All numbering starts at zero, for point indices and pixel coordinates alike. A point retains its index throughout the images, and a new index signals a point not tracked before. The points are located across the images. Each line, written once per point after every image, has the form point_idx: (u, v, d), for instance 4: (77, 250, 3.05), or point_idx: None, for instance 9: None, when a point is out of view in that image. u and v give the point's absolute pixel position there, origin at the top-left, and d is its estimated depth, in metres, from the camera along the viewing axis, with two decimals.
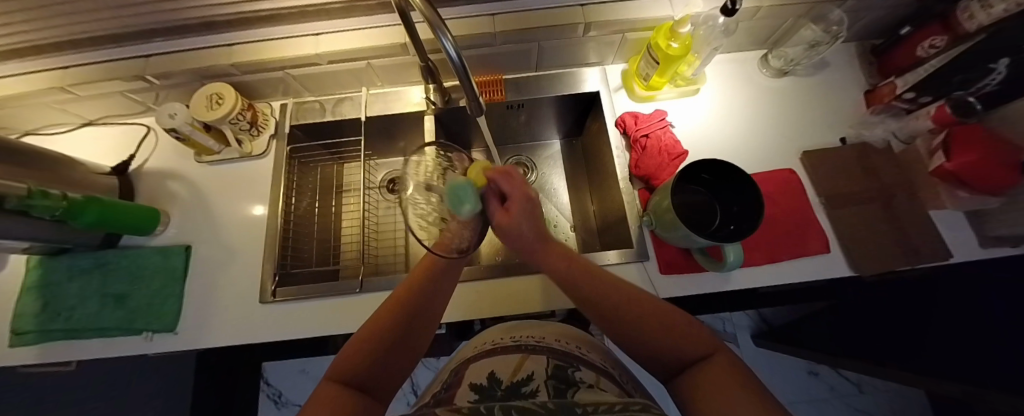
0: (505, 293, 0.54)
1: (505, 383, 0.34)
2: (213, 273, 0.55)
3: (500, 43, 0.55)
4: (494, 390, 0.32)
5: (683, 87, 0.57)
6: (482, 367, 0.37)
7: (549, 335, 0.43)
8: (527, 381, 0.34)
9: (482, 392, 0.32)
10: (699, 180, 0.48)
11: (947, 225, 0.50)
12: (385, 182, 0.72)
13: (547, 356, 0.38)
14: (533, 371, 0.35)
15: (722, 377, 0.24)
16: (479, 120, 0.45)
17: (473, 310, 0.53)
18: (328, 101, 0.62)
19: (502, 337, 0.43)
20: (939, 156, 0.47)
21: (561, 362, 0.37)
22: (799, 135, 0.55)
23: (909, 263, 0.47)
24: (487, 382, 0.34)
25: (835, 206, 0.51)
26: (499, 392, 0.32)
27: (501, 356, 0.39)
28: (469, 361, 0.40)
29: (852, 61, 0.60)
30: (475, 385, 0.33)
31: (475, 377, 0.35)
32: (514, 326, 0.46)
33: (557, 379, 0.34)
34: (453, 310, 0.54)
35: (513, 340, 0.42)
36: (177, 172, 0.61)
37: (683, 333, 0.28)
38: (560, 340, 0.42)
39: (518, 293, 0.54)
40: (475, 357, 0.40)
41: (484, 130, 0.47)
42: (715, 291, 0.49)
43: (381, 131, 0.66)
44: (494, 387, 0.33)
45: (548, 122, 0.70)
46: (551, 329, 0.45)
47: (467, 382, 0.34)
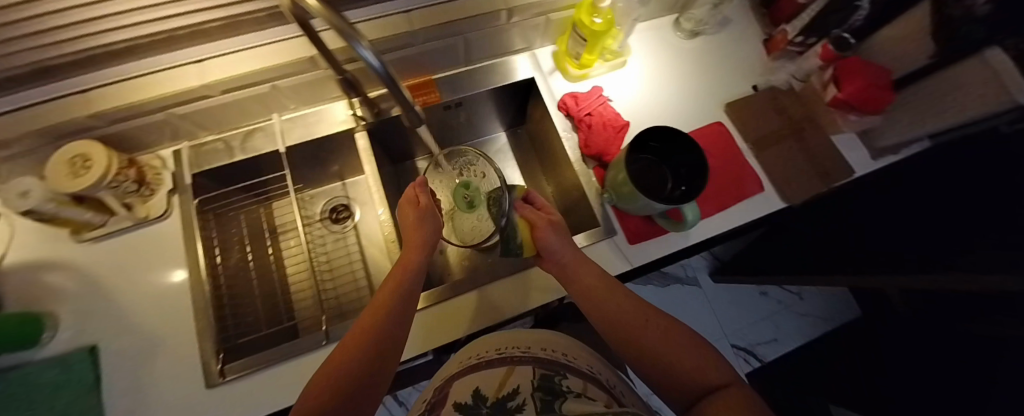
0: (497, 296, 0.53)
1: (490, 399, 0.30)
2: (137, 370, 0.45)
3: (423, 42, 0.51)
4: (479, 409, 0.29)
5: (612, 61, 0.58)
6: (465, 383, 0.33)
7: (536, 343, 0.40)
8: (514, 394, 0.30)
9: (466, 413, 0.29)
10: (648, 149, 0.49)
11: (845, 147, 0.58)
12: (328, 212, 0.66)
13: (534, 365, 0.35)
14: (519, 383, 0.32)
15: (729, 397, 0.26)
16: (421, 130, 0.42)
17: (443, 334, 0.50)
18: (233, 137, 0.53)
19: (486, 350, 0.39)
20: (831, 89, 0.54)
21: (550, 370, 0.34)
22: (720, 90, 0.59)
23: (823, 185, 0.55)
24: (471, 399, 0.30)
25: (761, 148, 0.56)
26: (484, 411, 0.29)
27: (489, 370, 0.35)
28: (452, 378, 0.36)
29: (747, 17, 0.64)
30: (459, 405, 0.30)
31: (458, 395, 0.32)
32: (495, 336, 0.42)
33: (546, 390, 0.30)
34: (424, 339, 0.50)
35: (498, 351, 0.39)
36: (52, 260, 0.49)
37: (688, 361, 0.31)
38: (546, 349, 0.39)
39: (506, 295, 0.52)
40: (459, 372, 0.37)
41: (427, 142, 0.44)
42: (678, 249, 0.52)
43: (308, 159, 0.59)
44: (479, 404, 0.30)
45: (489, 116, 0.68)
46: (538, 336, 0.42)
47: (451, 402, 0.31)
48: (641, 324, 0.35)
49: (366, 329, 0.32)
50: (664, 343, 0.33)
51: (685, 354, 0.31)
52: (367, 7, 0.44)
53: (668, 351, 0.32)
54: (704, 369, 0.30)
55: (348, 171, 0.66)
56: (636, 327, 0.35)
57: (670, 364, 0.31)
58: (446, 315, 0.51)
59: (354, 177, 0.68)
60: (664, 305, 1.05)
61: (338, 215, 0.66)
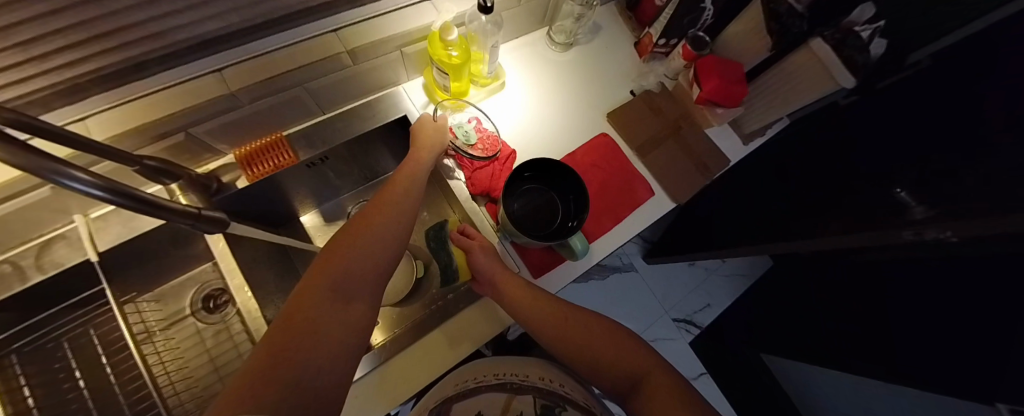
0: (446, 339, 0.48)
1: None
2: None
3: (253, 101, 0.43)
4: None
5: (488, 86, 0.55)
6: (468, 407, 0.40)
7: (533, 372, 0.46)
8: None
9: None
10: (527, 179, 0.47)
11: (720, 137, 0.61)
12: (200, 302, 0.56)
13: (533, 394, 0.42)
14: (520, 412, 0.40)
15: (661, 388, 0.33)
16: (234, 227, 0.37)
17: (389, 399, 0.45)
18: (19, 255, 0.41)
19: (484, 374, 0.45)
20: (695, 88, 0.56)
21: (548, 401, 0.41)
22: (601, 100, 0.59)
23: (704, 178, 0.58)
24: None
25: (644, 153, 0.57)
26: None
27: (485, 395, 0.42)
28: (450, 399, 0.41)
29: (617, 20, 0.63)
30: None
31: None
32: (494, 361, 0.48)
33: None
34: (370, 410, 0.44)
35: (497, 377, 0.44)
36: None
37: (629, 356, 0.37)
38: (543, 377, 0.45)
39: (460, 333, 0.49)
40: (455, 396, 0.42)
41: (247, 236, 0.40)
42: (581, 270, 0.51)
43: (146, 254, 0.48)
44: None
45: (373, 158, 0.61)
46: (535, 364, 0.48)
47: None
48: (584, 331, 0.39)
49: (302, 304, 0.29)
50: (606, 345, 0.38)
51: (625, 352, 0.37)
52: (170, 69, 0.34)
53: (611, 351, 0.38)
54: (641, 363, 0.37)
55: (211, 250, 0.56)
56: (581, 332, 0.39)
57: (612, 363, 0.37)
58: (396, 373, 0.46)
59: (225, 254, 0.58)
60: (607, 296, 1.09)
61: (215, 301, 0.57)
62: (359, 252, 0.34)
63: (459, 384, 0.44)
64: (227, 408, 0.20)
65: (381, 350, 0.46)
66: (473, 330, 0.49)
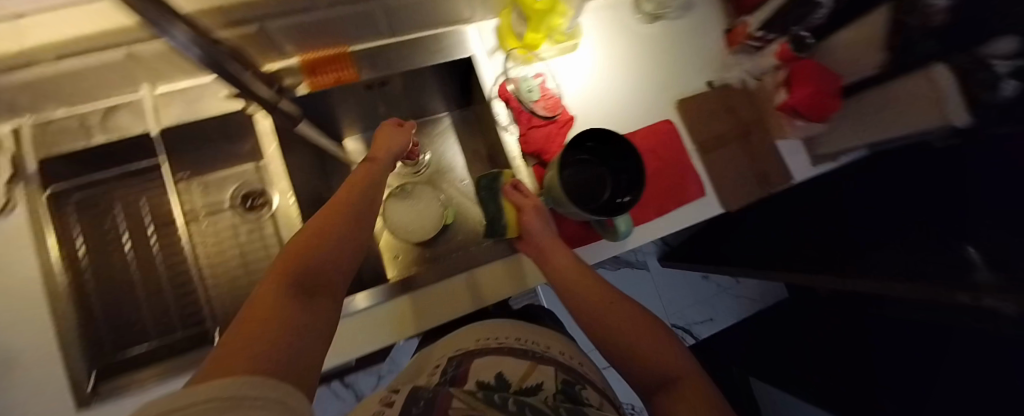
0: (462, 290, 0.49)
1: (513, 387, 0.31)
2: None
3: (330, 6, 0.41)
4: (502, 391, 0.30)
5: (562, 43, 0.51)
6: (489, 364, 0.35)
7: (554, 346, 0.42)
8: (536, 388, 0.31)
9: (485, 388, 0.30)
10: (586, 149, 0.45)
11: (789, 152, 0.57)
12: (239, 200, 0.57)
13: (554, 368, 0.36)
14: (542, 380, 0.32)
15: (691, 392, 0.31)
16: (305, 127, 0.44)
17: (393, 331, 0.47)
18: (90, 113, 0.43)
19: (505, 337, 0.41)
20: (781, 92, 0.51)
21: (569, 377, 0.35)
22: (674, 83, 0.55)
23: (761, 190, 0.54)
24: (496, 381, 0.31)
25: (706, 150, 0.54)
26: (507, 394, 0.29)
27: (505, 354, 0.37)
28: (470, 354, 0.38)
29: (713, 2, 0.58)
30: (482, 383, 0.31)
31: (479, 374, 0.33)
32: (515, 327, 0.45)
33: (566, 394, 0.30)
34: (375, 336, 0.47)
35: (519, 344, 0.40)
36: None
37: (664, 357, 0.34)
38: (563, 353, 0.41)
39: (475, 287, 0.49)
40: (475, 351, 0.38)
41: (316, 138, 0.46)
42: (614, 253, 0.51)
43: (200, 141, 0.49)
44: (503, 386, 0.31)
45: (426, 95, 0.60)
46: (554, 338, 0.44)
47: (472, 378, 0.32)
48: (619, 319, 0.37)
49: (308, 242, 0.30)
50: (639, 339, 0.36)
51: (661, 350, 0.35)
52: None
53: (642, 346, 0.35)
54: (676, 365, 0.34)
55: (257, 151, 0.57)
56: (616, 318, 0.37)
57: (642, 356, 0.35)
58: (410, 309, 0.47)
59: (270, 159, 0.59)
60: None
61: (253, 204, 0.58)
62: (341, 227, 0.31)
63: (479, 340, 0.40)
64: (251, 329, 0.20)
65: (401, 285, 0.47)
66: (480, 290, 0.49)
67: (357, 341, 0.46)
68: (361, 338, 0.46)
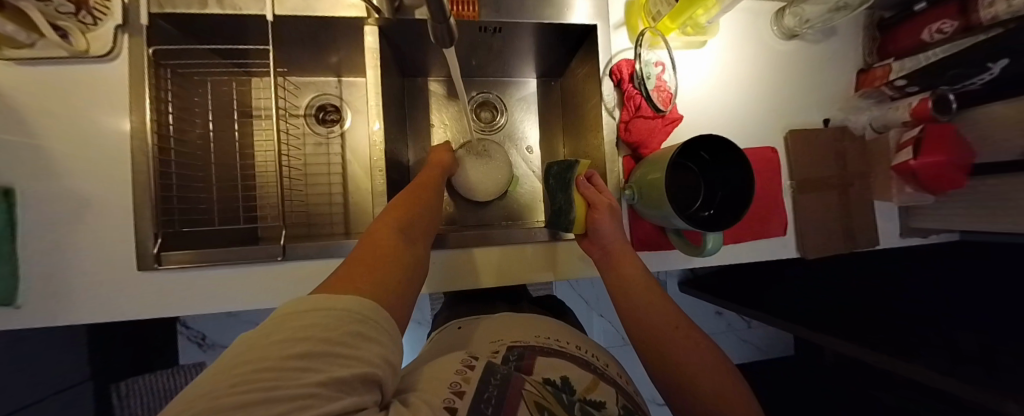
0: (507, 260, 0.48)
1: (579, 396, 0.23)
2: (65, 227, 0.40)
3: None
4: (563, 396, 0.23)
5: (690, 37, 0.48)
6: (551, 364, 0.27)
7: (613, 365, 0.33)
8: (601, 406, 0.23)
9: (552, 388, 0.23)
10: (696, 157, 0.42)
11: (883, 217, 0.53)
12: (314, 109, 0.57)
13: (616, 389, 0.27)
14: (605, 400, 0.24)
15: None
16: (448, 52, 0.35)
17: (437, 284, 0.47)
18: None
19: (569, 342, 0.33)
20: (905, 152, 0.47)
21: (630, 404, 0.26)
22: (790, 112, 0.52)
23: (845, 247, 0.52)
24: (561, 382, 0.24)
25: (802, 190, 0.51)
26: (567, 400, 0.22)
27: (567, 359, 0.29)
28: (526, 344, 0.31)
29: (858, 34, 0.54)
30: (546, 380, 0.24)
31: (543, 368, 0.26)
32: (574, 334, 0.37)
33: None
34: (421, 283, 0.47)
35: (582, 353, 0.32)
36: None
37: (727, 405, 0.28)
38: (620, 374, 0.32)
39: (519, 262, 0.48)
40: (540, 344, 0.31)
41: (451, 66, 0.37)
42: (679, 266, 0.49)
43: (303, 39, 0.48)
44: (564, 391, 0.24)
45: (526, 55, 0.57)
46: (607, 354, 0.36)
47: (539, 373, 0.25)
48: (682, 345, 0.31)
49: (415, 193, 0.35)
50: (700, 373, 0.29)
51: (723, 394, 0.28)
52: None
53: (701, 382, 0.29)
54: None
55: (347, 67, 0.56)
56: (676, 342, 0.32)
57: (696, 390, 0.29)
58: (454, 263, 0.47)
59: (354, 77, 0.58)
60: None
61: (327, 116, 0.58)
62: (426, 202, 0.35)
63: (542, 336, 0.33)
64: (376, 253, 0.25)
65: (453, 237, 0.47)
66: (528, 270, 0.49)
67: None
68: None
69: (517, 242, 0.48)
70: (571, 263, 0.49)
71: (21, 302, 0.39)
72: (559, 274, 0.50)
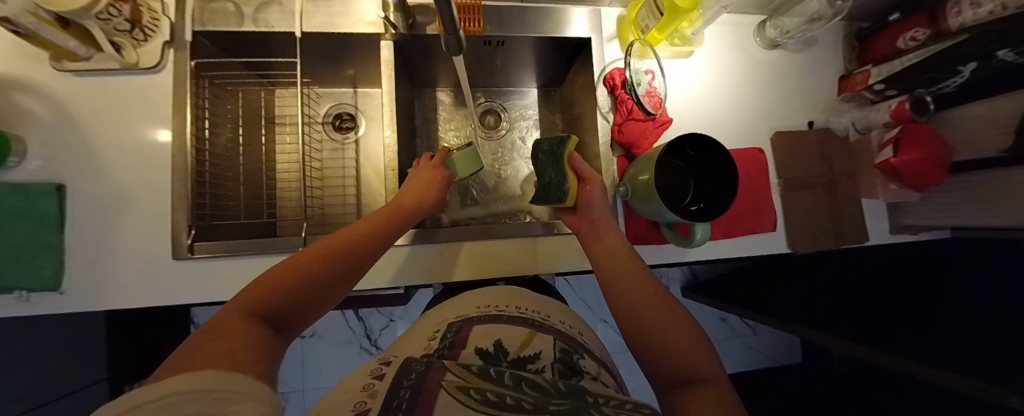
0: (498, 253, 0.51)
1: (512, 355, 0.28)
2: (105, 220, 0.44)
3: None
4: (499, 360, 0.27)
5: (678, 47, 0.53)
6: (487, 331, 0.31)
7: (555, 315, 0.38)
8: (535, 358, 0.28)
9: (485, 358, 0.27)
10: (683, 154, 0.46)
11: (870, 214, 0.55)
12: (331, 118, 0.62)
13: (555, 336, 0.33)
14: (541, 349, 0.29)
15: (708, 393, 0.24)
16: (457, 60, 0.39)
17: (426, 276, 0.50)
18: (246, 3, 0.47)
19: (509, 305, 0.38)
20: (886, 151, 0.50)
21: (569, 346, 0.32)
22: (775, 115, 0.56)
23: (834, 243, 0.53)
24: (494, 349, 0.28)
25: (789, 188, 0.54)
26: (504, 365, 0.26)
27: (507, 324, 0.33)
28: (468, 320, 0.34)
29: (837, 44, 0.59)
30: (480, 349, 0.28)
31: (478, 339, 0.30)
32: (517, 294, 0.41)
33: (567, 365, 0.27)
34: (407, 275, 0.50)
35: (520, 311, 0.36)
36: (29, 80, 0.45)
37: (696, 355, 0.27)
38: (564, 322, 0.38)
39: (509, 256, 0.51)
40: (473, 318, 0.35)
41: (460, 74, 0.41)
42: (674, 260, 0.52)
43: (324, 54, 0.53)
44: (499, 356, 0.28)
45: (527, 66, 0.61)
46: (556, 308, 0.41)
47: (471, 344, 0.29)
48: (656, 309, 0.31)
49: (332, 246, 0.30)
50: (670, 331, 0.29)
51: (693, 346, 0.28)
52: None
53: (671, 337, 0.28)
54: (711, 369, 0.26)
55: (362, 79, 0.61)
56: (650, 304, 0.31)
57: (666, 346, 0.28)
58: (447, 256, 0.50)
59: (368, 88, 0.63)
60: None
61: (343, 124, 0.63)
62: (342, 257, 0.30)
63: (483, 307, 0.37)
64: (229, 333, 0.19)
65: (447, 232, 0.50)
66: (512, 262, 0.51)
67: (387, 272, 0.49)
68: (391, 271, 0.49)
69: (506, 236, 0.51)
70: (557, 256, 0.52)
71: (64, 288, 0.43)
72: (548, 266, 0.52)
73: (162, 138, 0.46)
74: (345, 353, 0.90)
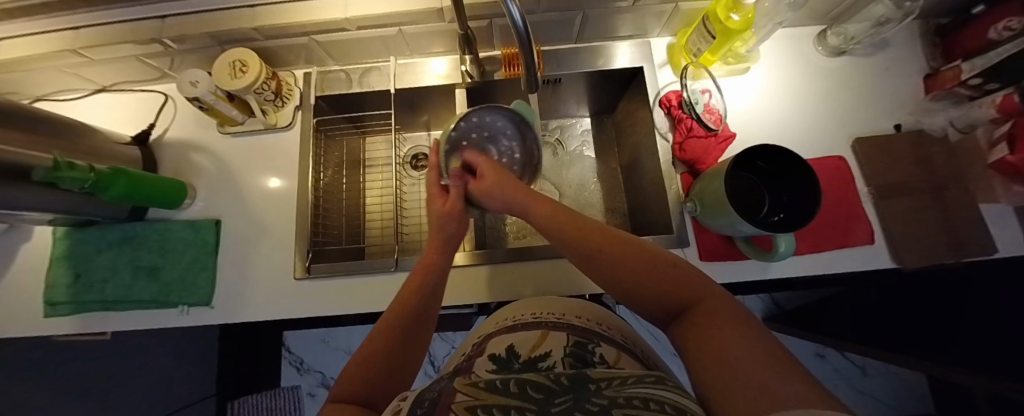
0: (558, 272, 0.53)
1: (523, 357, 0.33)
2: (243, 248, 0.55)
3: (544, 11, 0.50)
4: (511, 363, 0.32)
5: (733, 65, 0.55)
6: (502, 339, 0.37)
7: (570, 312, 0.41)
8: (545, 357, 0.33)
9: (500, 363, 0.32)
10: (752, 166, 0.45)
11: (995, 221, 0.48)
12: (409, 158, 0.70)
13: (567, 333, 0.37)
14: (551, 349, 0.34)
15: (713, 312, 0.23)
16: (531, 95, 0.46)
17: (488, 295, 0.52)
18: (354, 71, 0.60)
19: (521, 314, 0.42)
20: (1001, 147, 0.45)
21: (582, 338, 0.36)
22: (851, 121, 0.53)
23: (956, 256, 0.46)
24: (505, 354, 0.33)
25: (883, 196, 0.50)
26: (516, 366, 0.32)
27: (522, 332, 0.37)
28: (489, 336, 0.39)
29: (910, 45, 0.57)
30: (494, 356, 0.34)
31: (494, 348, 0.35)
32: (532, 302, 0.44)
33: (576, 357, 0.33)
34: (468, 293, 0.52)
35: (533, 316, 0.40)
36: (200, 143, 0.60)
37: (685, 285, 0.26)
38: (580, 318, 0.40)
39: (572, 275, 0.52)
40: (495, 333, 0.39)
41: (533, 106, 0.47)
42: (755, 278, 0.49)
43: (408, 104, 0.64)
44: (512, 359, 0.33)
45: (580, 98, 0.66)
46: (569, 304, 0.43)
47: (488, 351, 0.35)
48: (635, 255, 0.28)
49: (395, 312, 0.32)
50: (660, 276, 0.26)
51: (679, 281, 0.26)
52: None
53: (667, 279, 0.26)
54: (703, 290, 0.25)
55: (435, 122, 0.70)
56: (632, 256, 0.28)
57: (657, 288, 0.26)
58: (509, 275, 0.53)
59: (439, 129, 0.71)
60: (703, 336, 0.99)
61: (418, 163, 0.71)
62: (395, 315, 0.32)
63: (499, 322, 0.42)
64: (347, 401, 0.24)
65: (506, 252, 0.53)
66: (579, 277, 0.52)
67: (451, 290, 0.53)
68: (448, 293, 0.53)
69: (560, 256, 0.53)
70: None
71: (214, 303, 0.52)
72: None
73: (276, 185, 0.57)
74: (412, 380, 0.94)
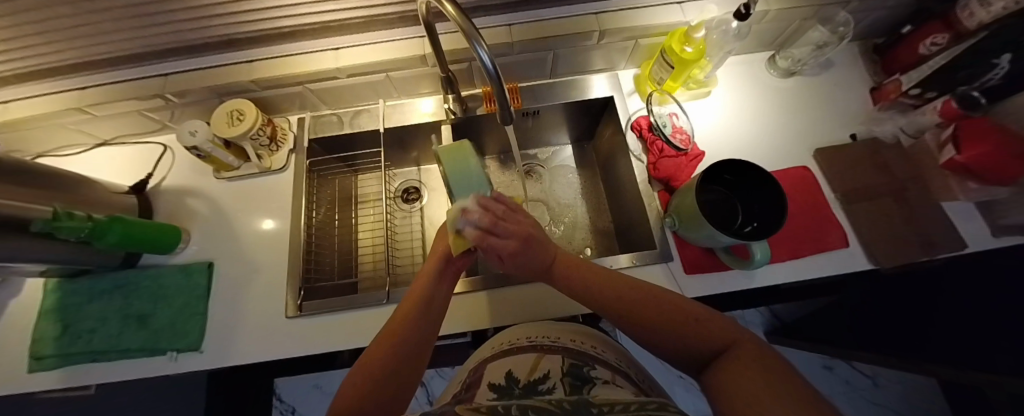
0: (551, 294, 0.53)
1: (522, 381, 0.32)
2: (235, 288, 0.55)
3: (517, 52, 0.55)
4: (511, 388, 0.31)
5: (695, 90, 0.60)
6: (499, 365, 0.36)
7: (564, 335, 0.41)
8: (544, 379, 0.32)
9: (500, 391, 0.31)
10: (721, 180, 0.48)
11: (959, 217, 0.50)
12: (400, 191, 0.72)
13: (563, 355, 0.37)
14: (549, 370, 0.34)
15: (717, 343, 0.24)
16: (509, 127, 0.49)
17: (481, 320, 0.52)
18: (345, 113, 0.64)
19: (517, 338, 0.42)
20: (950, 149, 0.48)
21: (578, 360, 0.36)
22: (811, 134, 0.58)
23: (930, 253, 0.48)
24: (505, 381, 0.32)
25: (850, 201, 0.52)
26: (516, 391, 0.31)
27: (517, 356, 0.37)
28: (486, 361, 0.39)
29: (852, 63, 0.62)
30: (494, 384, 0.32)
31: (493, 377, 0.34)
32: (528, 327, 0.45)
33: (575, 378, 0.32)
34: (463, 322, 0.52)
35: (530, 340, 0.40)
36: (196, 189, 0.62)
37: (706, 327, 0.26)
38: (575, 340, 0.40)
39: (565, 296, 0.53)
40: (492, 357, 0.39)
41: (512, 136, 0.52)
42: (740, 287, 0.49)
43: (396, 142, 0.68)
44: (512, 385, 0.32)
45: (559, 127, 0.70)
46: (567, 328, 0.43)
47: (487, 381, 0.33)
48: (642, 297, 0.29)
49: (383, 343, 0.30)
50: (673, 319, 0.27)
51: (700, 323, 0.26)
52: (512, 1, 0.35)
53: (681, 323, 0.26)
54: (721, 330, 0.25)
55: (424, 157, 0.73)
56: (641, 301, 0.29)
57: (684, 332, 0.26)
58: (502, 300, 0.53)
59: (429, 163, 0.75)
60: None
61: (409, 196, 0.72)
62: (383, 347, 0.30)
63: (497, 346, 0.41)
64: None
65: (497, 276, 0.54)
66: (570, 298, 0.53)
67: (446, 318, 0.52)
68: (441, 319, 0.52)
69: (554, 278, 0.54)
70: None
71: (204, 347, 0.51)
72: None
73: (270, 226, 0.59)
74: None
